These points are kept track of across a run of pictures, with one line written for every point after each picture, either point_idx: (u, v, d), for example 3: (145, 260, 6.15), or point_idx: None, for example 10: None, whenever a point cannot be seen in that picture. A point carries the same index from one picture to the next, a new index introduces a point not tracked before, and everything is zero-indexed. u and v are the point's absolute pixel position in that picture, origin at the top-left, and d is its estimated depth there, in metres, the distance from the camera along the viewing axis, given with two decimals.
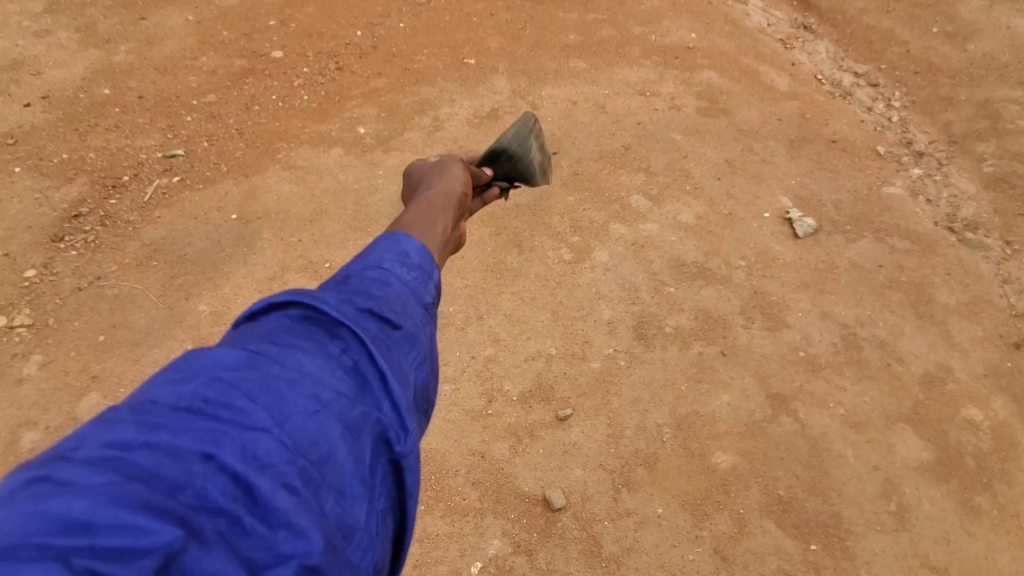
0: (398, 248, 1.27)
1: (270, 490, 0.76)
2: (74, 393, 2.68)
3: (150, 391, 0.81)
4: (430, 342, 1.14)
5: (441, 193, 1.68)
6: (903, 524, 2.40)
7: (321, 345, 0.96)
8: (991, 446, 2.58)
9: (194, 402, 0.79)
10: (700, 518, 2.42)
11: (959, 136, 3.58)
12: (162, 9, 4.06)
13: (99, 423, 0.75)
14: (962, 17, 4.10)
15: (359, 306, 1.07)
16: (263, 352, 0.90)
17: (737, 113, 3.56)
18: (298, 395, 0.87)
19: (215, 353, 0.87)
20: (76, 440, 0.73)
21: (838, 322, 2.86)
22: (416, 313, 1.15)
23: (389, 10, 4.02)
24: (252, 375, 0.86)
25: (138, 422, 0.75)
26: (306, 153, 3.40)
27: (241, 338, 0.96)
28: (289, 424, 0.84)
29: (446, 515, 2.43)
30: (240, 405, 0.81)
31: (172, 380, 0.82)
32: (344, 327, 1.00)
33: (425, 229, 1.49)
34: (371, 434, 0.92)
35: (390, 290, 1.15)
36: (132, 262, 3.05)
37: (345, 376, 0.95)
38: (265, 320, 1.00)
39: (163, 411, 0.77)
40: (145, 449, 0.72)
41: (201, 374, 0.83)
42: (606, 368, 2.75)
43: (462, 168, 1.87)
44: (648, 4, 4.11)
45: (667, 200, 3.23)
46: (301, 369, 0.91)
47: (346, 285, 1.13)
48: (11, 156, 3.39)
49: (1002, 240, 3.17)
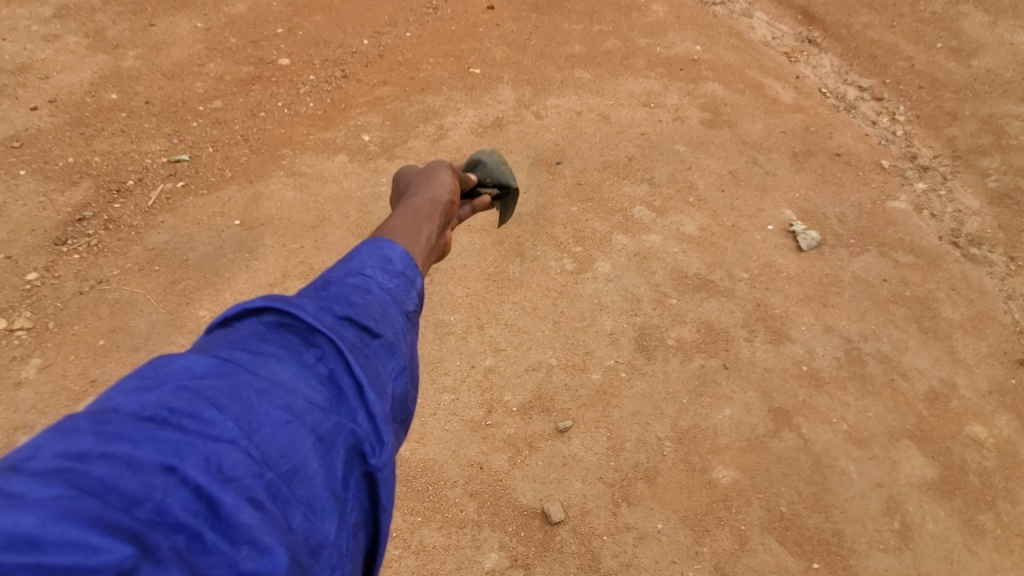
0: (381, 255, 1.28)
1: (234, 505, 0.73)
2: (72, 398, 2.66)
3: (112, 400, 0.79)
4: (409, 352, 1.15)
5: (427, 200, 1.67)
6: (906, 544, 2.36)
7: (296, 353, 0.96)
8: (995, 464, 2.54)
9: (158, 411, 0.77)
10: (701, 534, 2.38)
11: (964, 150, 3.57)
12: (171, 16, 4.09)
13: (55, 432, 0.72)
14: (965, 33, 4.11)
15: (337, 313, 1.06)
16: (234, 360, 0.89)
17: (742, 125, 3.52)
18: (269, 405, 0.86)
19: (183, 361, 0.86)
20: (29, 451, 0.69)
21: (841, 337, 2.83)
22: (396, 321, 1.15)
23: (395, 19, 4.03)
24: (222, 384, 0.84)
25: (97, 432, 0.72)
26: (308, 160, 3.33)
27: (213, 345, 0.95)
28: (257, 436, 0.82)
29: (443, 527, 2.40)
30: (207, 415, 0.79)
31: (136, 389, 0.80)
32: (321, 335, 0.99)
33: (407, 235, 1.47)
34: (344, 446, 0.91)
35: (370, 298, 1.15)
36: (134, 266, 3.05)
37: (319, 386, 0.94)
38: (238, 327, 0.99)
39: (125, 420, 0.75)
40: (103, 460, 0.69)
41: (168, 383, 0.82)
42: (606, 380, 2.72)
43: (450, 174, 1.86)
44: (653, 16, 4.12)
45: (670, 212, 3.21)
46: (273, 378, 0.90)
47: (325, 291, 1.12)
48: (18, 159, 3.41)
49: (1006, 256, 3.15)
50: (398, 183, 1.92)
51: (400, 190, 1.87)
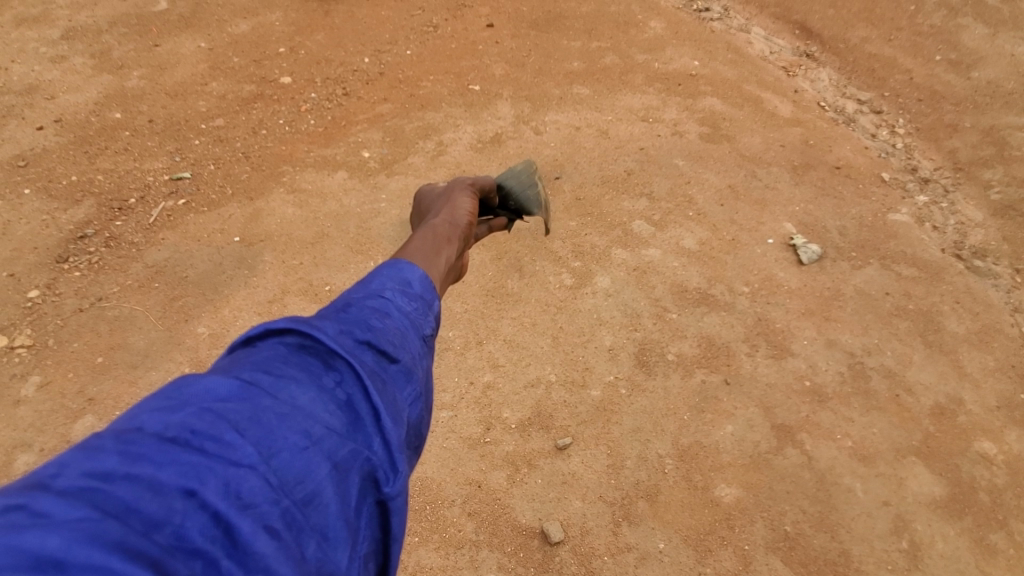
0: (401, 278, 1.23)
1: (250, 532, 0.70)
2: (70, 416, 2.65)
3: (137, 418, 0.76)
4: (425, 377, 1.10)
5: (446, 223, 1.65)
6: (916, 564, 2.30)
7: (315, 377, 0.92)
8: (1006, 481, 2.48)
9: (180, 432, 0.74)
10: (704, 555, 2.32)
11: (965, 162, 3.56)
12: (175, 36, 4.15)
13: (81, 449, 0.70)
14: (965, 45, 4.11)
15: (357, 337, 1.02)
16: (256, 382, 0.86)
17: (740, 139, 3.55)
18: (288, 430, 0.83)
19: (207, 381, 0.83)
20: (56, 466, 0.67)
21: (844, 351, 2.80)
22: (414, 346, 1.11)
23: (396, 38, 4.09)
24: (243, 408, 0.81)
25: (121, 451, 0.70)
26: (310, 176, 3.42)
27: (235, 365, 0.91)
28: (275, 461, 0.79)
29: (440, 548, 2.36)
30: (228, 438, 0.76)
31: (160, 408, 0.78)
32: (340, 358, 0.95)
33: (426, 258, 1.45)
34: (359, 473, 0.87)
35: (390, 322, 1.11)
36: (134, 283, 3.05)
37: (337, 411, 0.90)
38: (260, 347, 0.95)
39: (148, 440, 0.72)
40: (126, 481, 0.67)
41: (191, 404, 0.79)
42: (606, 396, 2.68)
43: (469, 198, 1.83)
44: (652, 32, 4.15)
45: (669, 226, 3.20)
46: (293, 402, 0.86)
47: (346, 313, 1.08)
48: (22, 178, 3.44)
49: (1012, 268, 3.12)
50: (418, 205, 1.92)
51: (420, 215, 1.86)
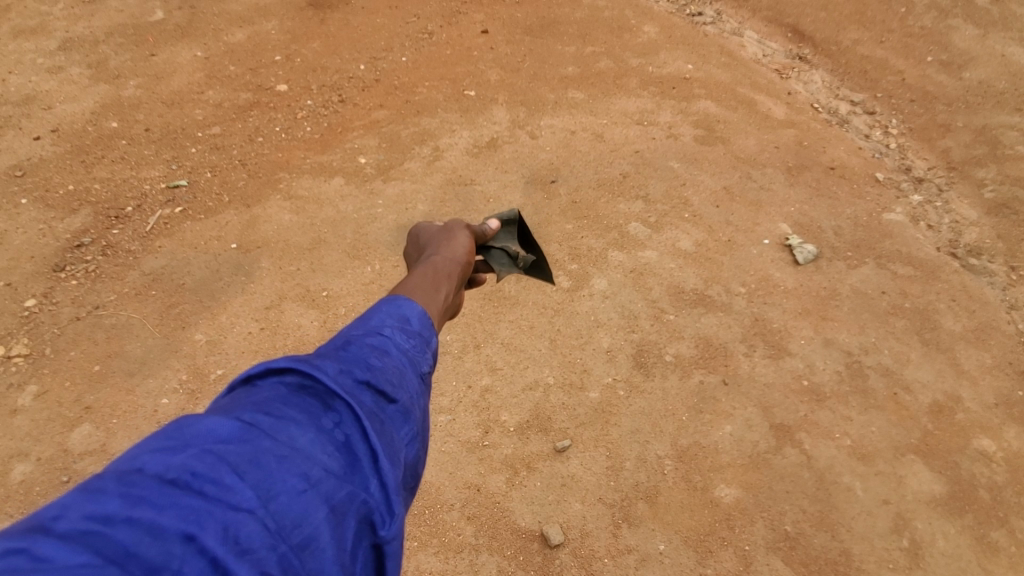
0: (400, 314, 1.23)
1: None
2: (67, 424, 2.64)
3: (137, 459, 0.75)
4: (423, 417, 1.08)
5: (446, 260, 1.65)
6: (916, 562, 2.30)
7: (314, 418, 0.90)
8: (1006, 478, 2.49)
9: (181, 474, 0.73)
10: (704, 556, 2.32)
11: (958, 162, 3.59)
12: (172, 45, 4.18)
13: (83, 490, 0.69)
14: (956, 46, 4.16)
15: (357, 376, 1.00)
16: (256, 423, 0.84)
17: (734, 141, 3.58)
18: (287, 472, 0.81)
19: (208, 422, 0.81)
20: (58, 508, 0.66)
21: (842, 350, 2.81)
22: (412, 385, 1.09)
23: (391, 45, 4.12)
24: (243, 449, 0.80)
25: (122, 494, 0.68)
26: (307, 183, 3.43)
27: (235, 405, 0.89)
28: (274, 504, 0.77)
29: (440, 552, 2.36)
30: (227, 481, 0.75)
31: (161, 448, 0.76)
32: (339, 399, 0.93)
33: (425, 294, 1.45)
34: (355, 517, 0.85)
35: (389, 360, 1.09)
36: (131, 291, 3.05)
37: (336, 453, 0.88)
38: (260, 386, 0.93)
39: (149, 482, 0.71)
40: (126, 525, 0.66)
41: (192, 445, 0.77)
42: (605, 398, 2.69)
43: (468, 235, 1.83)
44: (645, 37, 4.18)
45: (666, 227, 3.22)
46: (292, 444, 0.84)
47: (345, 351, 1.06)
48: (19, 188, 3.45)
49: (1007, 266, 3.13)
50: (414, 239, 1.88)
51: (417, 248, 1.83)
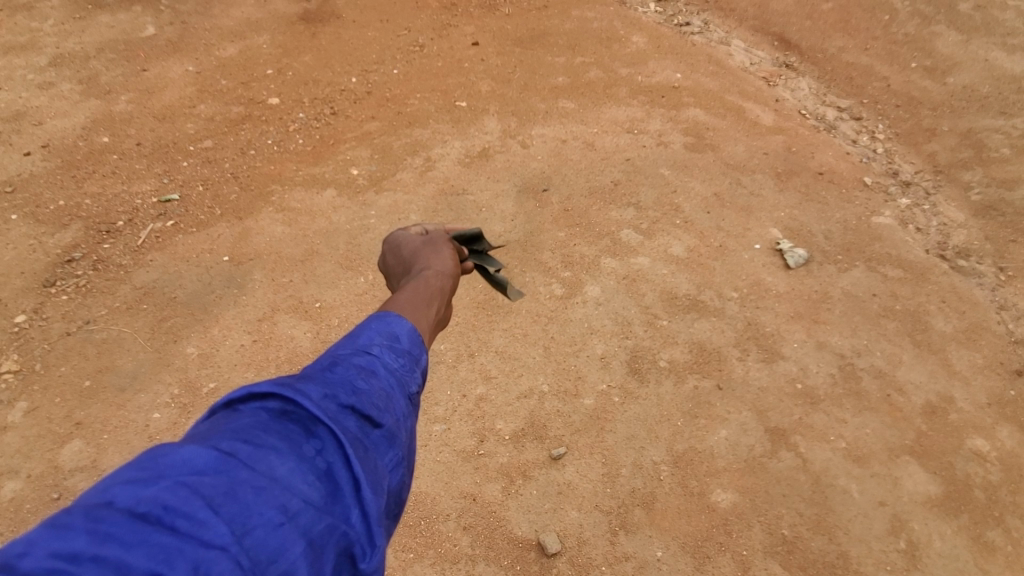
0: (389, 332, 1.23)
1: None
2: (57, 441, 2.62)
3: (107, 490, 0.73)
4: (408, 440, 1.09)
5: (434, 275, 1.64)
6: (913, 564, 2.30)
7: (296, 445, 0.89)
8: (1000, 478, 2.50)
9: (152, 508, 0.72)
10: (702, 561, 2.32)
11: (945, 165, 3.65)
12: (164, 60, 4.20)
13: (50, 526, 0.67)
14: (939, 52, 4.25)
15: (341, 401, 1.00)
16: (234, 453, 0.83)
17: (724, 148, 3.63)
18: (264, 504, 0.80)
19: (184, 451, 0.80)
20: (23, 545, 0.65)
21: (835, 353, 2.83)
22: (399, 407, 1.09)
23: (383, 57, 4.16)
24: (220, 481, 0.78)
25: (91, 530, 0.67)
26: (299, 195, 3.44)
27: (214, 432, 0.88)
28: (248, 539, 0.76)
29: (436, 563, 2.34)
30: (201, 517, 0.73)
31: (133, 480, 0.74)
32: (322, 425, 0.93)
33: (417, 310, 1.45)
34: (334, 549, 0.85)
35: (376, 382, 1.09)
36: (122, 305, 3.04)
37: (316, 482, 0.87)
38: (242, 411, 0.92)
39: (118, 518, 0.69)
40: (92, 563, 0.64)
41: (166, 477, 0.76)
42: (600, 405, 2.69)
43: (451, 250, 1.82)
44: (634, 47, 4.25)
45: (657, 234, 3.24)
46: (271, 474, 0.83)
47: (331, 372, 1.06)
48: (9, 204, 3.44)
49: (995, 267, 3.18)
50: (395, 251, 1.84)
51: (400, 259, 1.80)
